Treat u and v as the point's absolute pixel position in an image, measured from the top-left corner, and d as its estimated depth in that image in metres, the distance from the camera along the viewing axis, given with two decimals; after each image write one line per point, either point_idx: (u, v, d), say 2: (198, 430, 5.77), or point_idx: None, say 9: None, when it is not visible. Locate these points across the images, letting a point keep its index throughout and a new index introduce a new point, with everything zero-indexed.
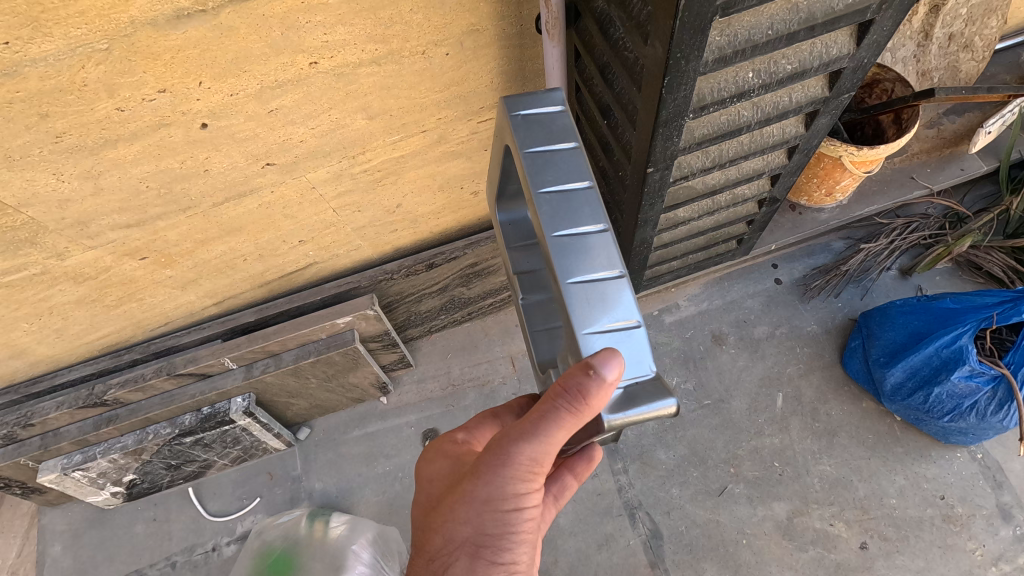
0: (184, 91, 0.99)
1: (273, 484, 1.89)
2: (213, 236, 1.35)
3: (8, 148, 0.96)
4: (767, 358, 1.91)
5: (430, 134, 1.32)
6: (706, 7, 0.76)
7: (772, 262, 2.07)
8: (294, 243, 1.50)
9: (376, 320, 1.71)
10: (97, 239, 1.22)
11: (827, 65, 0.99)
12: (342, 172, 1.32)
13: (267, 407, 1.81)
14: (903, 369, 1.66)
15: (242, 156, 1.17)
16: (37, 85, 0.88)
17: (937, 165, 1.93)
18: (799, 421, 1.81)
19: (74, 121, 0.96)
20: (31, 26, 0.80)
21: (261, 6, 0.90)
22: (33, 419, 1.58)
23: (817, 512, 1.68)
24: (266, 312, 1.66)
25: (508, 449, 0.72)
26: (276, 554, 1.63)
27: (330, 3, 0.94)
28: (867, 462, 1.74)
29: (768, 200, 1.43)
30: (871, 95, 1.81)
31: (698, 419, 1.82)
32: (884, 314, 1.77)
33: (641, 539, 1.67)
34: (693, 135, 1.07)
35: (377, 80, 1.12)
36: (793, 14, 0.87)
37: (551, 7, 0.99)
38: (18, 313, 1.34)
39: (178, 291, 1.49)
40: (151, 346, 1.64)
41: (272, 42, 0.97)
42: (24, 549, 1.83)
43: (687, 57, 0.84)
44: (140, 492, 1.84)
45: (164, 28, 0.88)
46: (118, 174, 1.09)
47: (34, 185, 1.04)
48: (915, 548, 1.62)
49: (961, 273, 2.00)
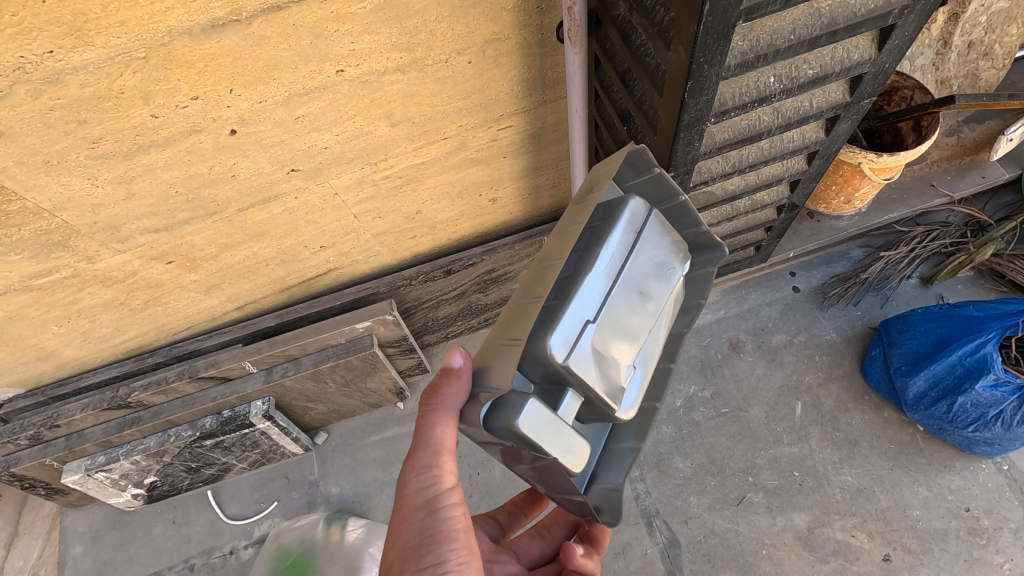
0: (215, 97, 1.02)
1: (290, 488, 1.91)
2: (238, 240, 1.38)
3: (48, 152, 0.99)
4: (786, 366, 1.89)
5: (451, 141, 1.34)
6: (729, 12, 0.78)
7: (790, 271, 2.06)
8: (316, 249, 1.52)
9: (395, 326, 1.72)
10: (127, 243, 1.25)
11: (849, 70, 1.00)
12: (364, 178, 1.35)
13: (287, 411, 1.83)
14: (926, 378, 1.64)
15: (268, 162, 1.20)
16: (77, 92, 0.91)
17: (957, 173, 1.92)
18: (819, 429, 1.79)
19: (109, 128, 0.99)
20: (74, 35, 0.83)
21: (292, 15, 0.93)
22: (59, 420, 1.61)
23: (838, 523, 1.65)
24: (286, 317, 1.69)
25: (420, 461, 0.87)
26: (293, 556, 1.63)
27: (359, 12, 0.97)
28: (889, 473, 1.72)
29: (787, 206, 1.43)
30: (890, 103, 1.81)
31: (715, 428, 1.81)
32: (905, 322, 1.75)
33: (658, 548, 1.66)
34: (713, 140, 1.09)
35: (401, 87, 1.15)
36: (815, 19, 0.88)
37: (574, 16, 1.01)
38: (48, 316, 1.38)
39: (201, 295, 1.52)
40: (174, 349, 1.66)
41: (301, 51, 0.99)
42: (45, 551, 1.86)
43: (710, 62, 0.85)
44: (160, 494, 1.87)
45: (200, 37, 0.91)
46: (149, 179, 1.12)
47: (69, 190, 1.07)
48: (940, 561, 1.58)
49: (984, 281, 1.98)
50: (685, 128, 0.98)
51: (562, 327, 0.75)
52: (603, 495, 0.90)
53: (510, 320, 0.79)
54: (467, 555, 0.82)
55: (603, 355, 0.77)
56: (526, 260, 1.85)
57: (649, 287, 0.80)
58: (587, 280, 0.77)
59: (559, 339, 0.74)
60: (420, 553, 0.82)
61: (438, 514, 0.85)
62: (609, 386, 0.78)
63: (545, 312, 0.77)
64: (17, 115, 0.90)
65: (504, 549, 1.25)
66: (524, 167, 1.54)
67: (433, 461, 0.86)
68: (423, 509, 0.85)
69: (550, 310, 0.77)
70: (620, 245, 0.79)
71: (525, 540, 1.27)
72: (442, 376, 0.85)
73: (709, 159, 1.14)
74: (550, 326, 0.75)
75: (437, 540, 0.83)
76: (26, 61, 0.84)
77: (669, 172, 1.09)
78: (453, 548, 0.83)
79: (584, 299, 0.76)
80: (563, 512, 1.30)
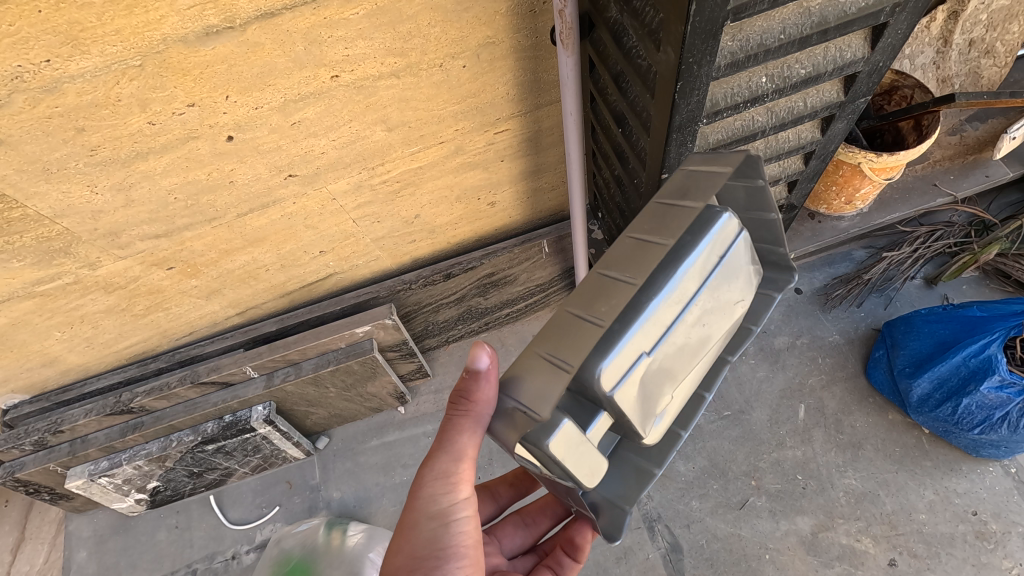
0: (212, 104, 1.03)
1: (292, 492, 1.91)
2: (237, 246, 1.39)
3: (46, 160, 1.00)
4: (789, 368, 1.88)
5: (448, 146, 1.35)
6: (717, 12, 0.78)
7: (792, 272, 2.05)
8: (315, 254, 1.53)
9: (395, 330, 1.73)
10: (127, 249, 1.26)
11: (842, 69, 0.99)
12: (362, 183, 1.35)
13: (288, 416, 1.84)
14: (930, 379, 1.62)
15: (265, 168, 1.20)
16: (75, 100, 0.92)
17: (960, 172, 1.90)
18: (822, 433, 1.77)
19: (107, 135, 1.00)
20: (70, 44, 0.84)
21: (285, 22, 0.94)
22: (63, 426, 1.62)
23: (842, 527, 1.63)
24: (287, 321, 1.69)
25: (441, 465, 0.86)
26: (294, 560, 1.63)
27: (352, 18, 0.98)
28: (894, 476, 1.69)
29: (786, 206, 1.42)
30: (890, 102, 1.80)
31: (718, 431, 1.80)
32: (909, 323, 1.73)
33: (660, 553, 1.64)
34: (707, 141, 1.08)
35: (396, 92, 1.15)
36: (804, 18, 0.88)
37: (566, 19, 1.01)
38: (52, 322, 1.39)
39: (203, 301, 1.53)
40: (177, 354, 1.68)
41: (296, 56, 1.00)
42: (50, 556, 1.87)
43: (699, 63, 0.85)
44: (164, 499, 1.88)
45: (194, 44, 0.92)
46: (148, 185, 1.13)
47: (70, 197, 1.09)
48: (947, 566, 1.56)
49: (989, 281, 1.96)
50: (677, 130, 0.98)
51: (619, 356, 0.70)
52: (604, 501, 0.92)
53: (589, 293, 0.73)
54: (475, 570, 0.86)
55: (654, 378, 0.75)
56: (527, 264, 1.86)
57: (708, 317, 0.77)
58: (654, 303, 0.71)
59: (611, 366, 0.70)
60: (428, 563, 0.84)
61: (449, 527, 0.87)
62: (642, 417, 0.77)
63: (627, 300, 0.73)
64: (16, 123, 0.92)
65: (490, 536, 1.26)
66: (523, 170, 1.55)
67: (454, 471, 0.86)
68: (439, 514, 0.87)
69: (609, 332, 0.71)
70: (700, 266, 0.74)
71: (510, 528, 1.28)
72: (469, 378, 0.81)
73: (704, 160, 1.14)
74: (630, 316, 0.71)
75: (444, 555, 0.85)
76: (24, 71, 0.85)
77: (664, 174, 1.10)
78: (460, 565, 0.85)
79: (671, 299, 0.72)
80: (550, 503, 1.27)
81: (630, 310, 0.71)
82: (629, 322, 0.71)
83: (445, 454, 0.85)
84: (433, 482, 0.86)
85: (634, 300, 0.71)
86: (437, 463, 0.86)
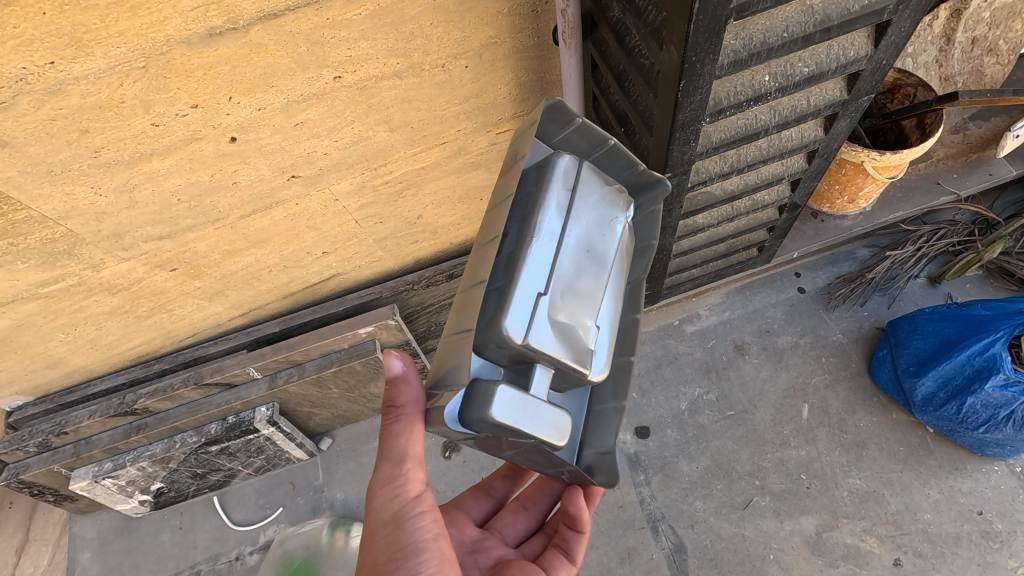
0: (215, 106, 1.03)
1: (295, 493, 1.91)
2: (241, 247, 1.39)
3: (51, 162, 1.00)
4: (792, 368, 1.87)
5: (450, 146, 1.35)
6: (720, 9, 0.78)
7: (795, 271, 2.04)
8: (318, 255, 1.53)
9: (397, 330, 1.73)
10: (131, 251, 1.27)
11: (846, 67, 0.99)
12: (364, 184, 1.36)
13: (291, 417, 1.84)
14: (935, 378, 1.62)
15: (268, 169, 1.21)
16: (79, 102, 0.92)
17: (964, 171, 1.89)
18: (826, 432, 1.77)
19: (111, 137, 1.00)
20: (75, 46, 0.85)
21: (288, 22, 0.94)
22: (67, 427, 1.62)
23: (847, 527, 1.63)
24: (290, 323, 1.70)
25: (388, 471, 0.85)
26: (298, 562, 1.62)
27: (354, 19, 0.98)
28: (899, 476, 1.69)
29: (788, 206, 1.42)
30: (893, 100, 1.80)
31: (721, 431, 1.79)
32: (912, 322, 1.73)
33: (664, 553, 1.64)
34: (710, 140, 1.08)
35: (399, 92, 1.15)
36: (808, 16, 0.88)
37: (568, 18, 1.02)
38: (55, 324, 1.40)
39: (206, 302, 1.54)
40: (180, 356, 1.68)
41: (298, 57, 1.00)
42: (55, 557, 1.87)
43: (703, 61, 0.85)
44: (167, 500, 1.88)
45: (197, 45, 0.92)
46: (151, 187, 1.14)
47: (74, 199, 1.09)
48: (952, 565, 1.55)
49: (993, 280, 1.96)
50: (680, 129, 0.98)
51: (516, 305, 0.73)
52: (598, 458, 0.89)
53: (473, 265, 0.77)
54: (439, 564, 0.83)
55: (567, 319, 0.76)
56: None
57: (593, 242, 0.78)
58: (533, 249, 0.75)
59: (514, 318, 0.73)
60: (389, 569, 0.82)
61: (406, 529, 0.84)
62: (576, 353, 0.77)
63: (506, 258, 0.76)
64: (20, 125, 0.92)
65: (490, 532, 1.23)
66: None
67: (403, 473, 0.85)
68: (394, 520, 0.85)
69: (501, 290, 0.75)
70: (560, 203, 0.77)
71: (509, 517, 1.24)
72: (392, 386, 0.85)
73: (706, 159, 1.14)
74: (514, 269, 0.75)
75: (402, 555, 0.83)
76: (28, 73, 0.85)
77: (666, 173, 1.10)
78: (423, 559, 0.83)
79: (544, 240, 0.75)
80: (545, 481, 1.25)
81: (513, 263, 0.75)
82: (516, 274, 0.74)
83: (390, 460, 0.85)
84: (384, 491, 0.86)
85: (513, 255, 0.75)
86: (383, 470, 0.86)
